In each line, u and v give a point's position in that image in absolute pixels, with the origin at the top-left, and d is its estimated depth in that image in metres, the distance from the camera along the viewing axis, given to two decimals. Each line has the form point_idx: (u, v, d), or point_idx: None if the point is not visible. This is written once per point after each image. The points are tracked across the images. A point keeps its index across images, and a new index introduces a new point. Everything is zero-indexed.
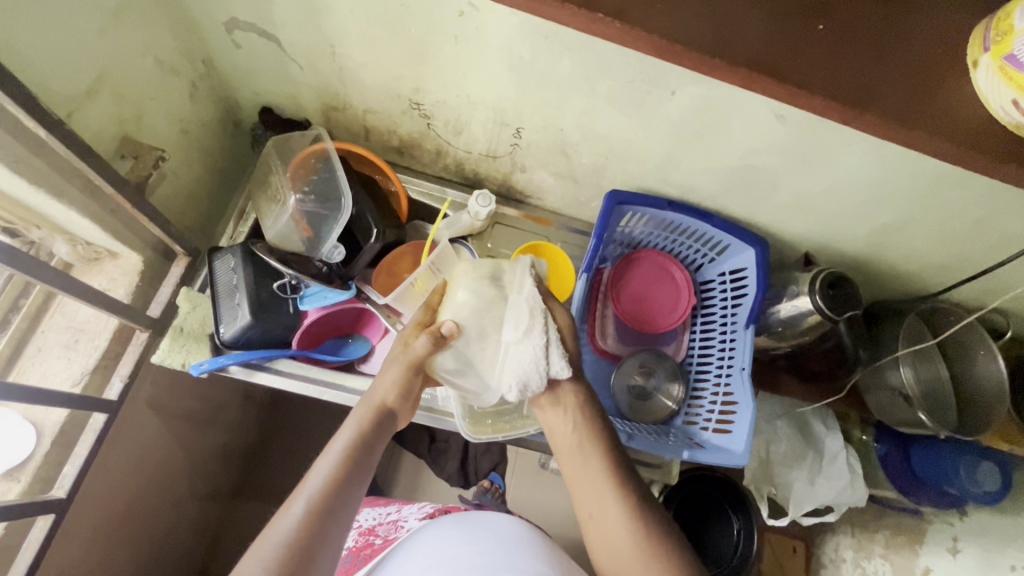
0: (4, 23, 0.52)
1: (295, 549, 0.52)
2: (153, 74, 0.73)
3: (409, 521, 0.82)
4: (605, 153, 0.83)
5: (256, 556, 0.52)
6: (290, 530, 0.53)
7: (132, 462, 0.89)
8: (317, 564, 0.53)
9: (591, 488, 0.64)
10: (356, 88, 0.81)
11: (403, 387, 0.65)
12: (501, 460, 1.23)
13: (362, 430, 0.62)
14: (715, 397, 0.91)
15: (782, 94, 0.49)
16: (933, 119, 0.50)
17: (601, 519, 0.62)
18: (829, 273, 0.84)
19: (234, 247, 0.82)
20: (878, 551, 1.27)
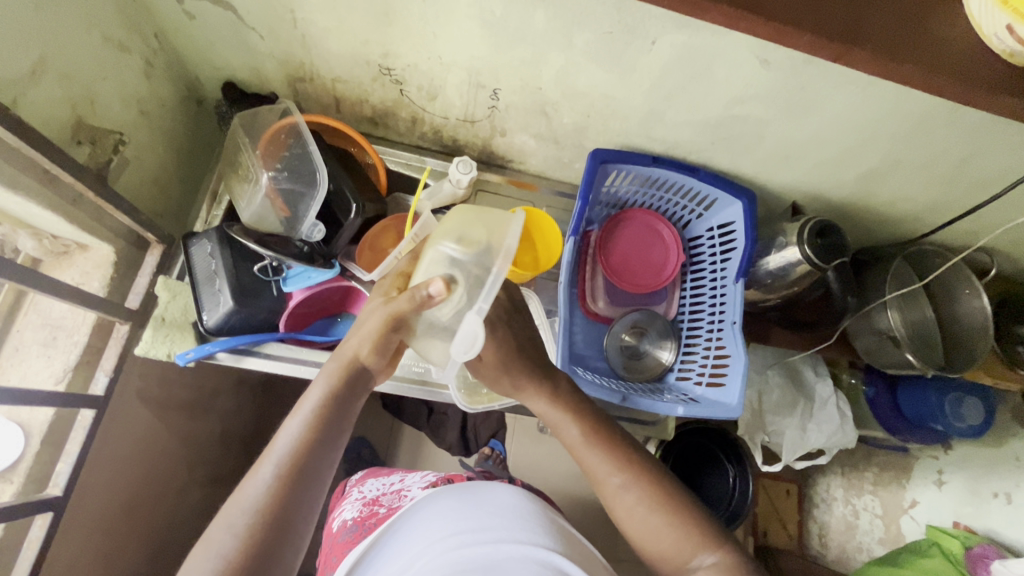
0: None
1: (266, 516, 0.49)
2: (101, 51, 0.68)
3: (412, 491, 0.84)
4: (586, 110, 0.80)
5: (226, 524, 0.49)
6: (261, 495, 0.50)
7: (127, 454, 0.88)
8: (294, 529, 0.50)
9: (602, 472, 0.63)
10: (321, 57, 0.77)
11: (377, 340, 0.59)
12: (499, 427, 1.24)
13: (333, 388, 0.58)
14: (707, 352, 0.91)
15: (770, 33, 0.47)
16: (922, 52, 0.48)
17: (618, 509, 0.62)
18: (816, 222, 0.83)
19: (209, 231, 0.79)
20: (868, 488, 1.37)
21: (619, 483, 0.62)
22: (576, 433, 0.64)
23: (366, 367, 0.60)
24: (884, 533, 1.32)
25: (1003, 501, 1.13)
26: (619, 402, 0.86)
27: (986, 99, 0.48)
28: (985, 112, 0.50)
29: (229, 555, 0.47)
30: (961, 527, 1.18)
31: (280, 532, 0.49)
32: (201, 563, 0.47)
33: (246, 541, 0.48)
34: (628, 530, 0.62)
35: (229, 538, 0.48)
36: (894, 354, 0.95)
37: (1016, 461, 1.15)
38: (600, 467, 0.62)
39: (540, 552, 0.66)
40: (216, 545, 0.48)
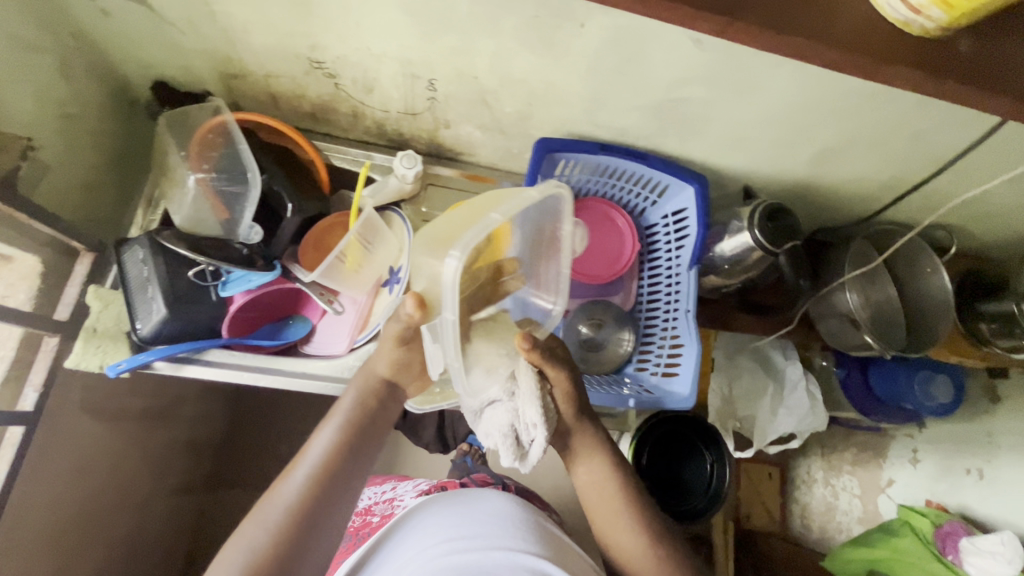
0: None
1: (293, 515, 0.57)
2: (8, 52, 0.65)
3: (404, 498, 0.84)
4: (527, 99, 0.78)
5: (256, 523, 0.56)
6: (292, 495, 0.58)
7: (73, 468, 0.86)
8: (320, 528, 0.58)
9: (613, 506, 0.69)
10: (248, 51, 0.74)
11: (397, 359, 0.66)
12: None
13: (360, 399, 0.66)
14: (663, 341, 0.90)
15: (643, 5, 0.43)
16: (813, 24, 0.46)
17: (611, 532, 0.69)
18: (767, 205, 0.82)
19: (140, 237, 0.76)
20: (847, 468, 1.38)
21: (624, 516, 0.69)
22: (594, 466, 0.71)
23: (392, 383, 0.68)
24: (862, 512, 1.32)
25: (975, 478, 1.12)
26: None
27: (889, 72, 0.47)
28: (887, 84, 0.48)
29: (254, 550, 0.54)
30: (933, 505, 1.18)
31: (302, 529, 0.56)
32: (236, 551, 0.54)
33: (275, 535, 0.55)
34: (616, 554, 0.69)
35: (261, 533, 0.55)
36: (853, 335, 0.94)
37: (988, 436, 1.13)
38: (608, 500, 0.70)
39: (529, 558, 0.64)
40: (249, 537, 0.55)
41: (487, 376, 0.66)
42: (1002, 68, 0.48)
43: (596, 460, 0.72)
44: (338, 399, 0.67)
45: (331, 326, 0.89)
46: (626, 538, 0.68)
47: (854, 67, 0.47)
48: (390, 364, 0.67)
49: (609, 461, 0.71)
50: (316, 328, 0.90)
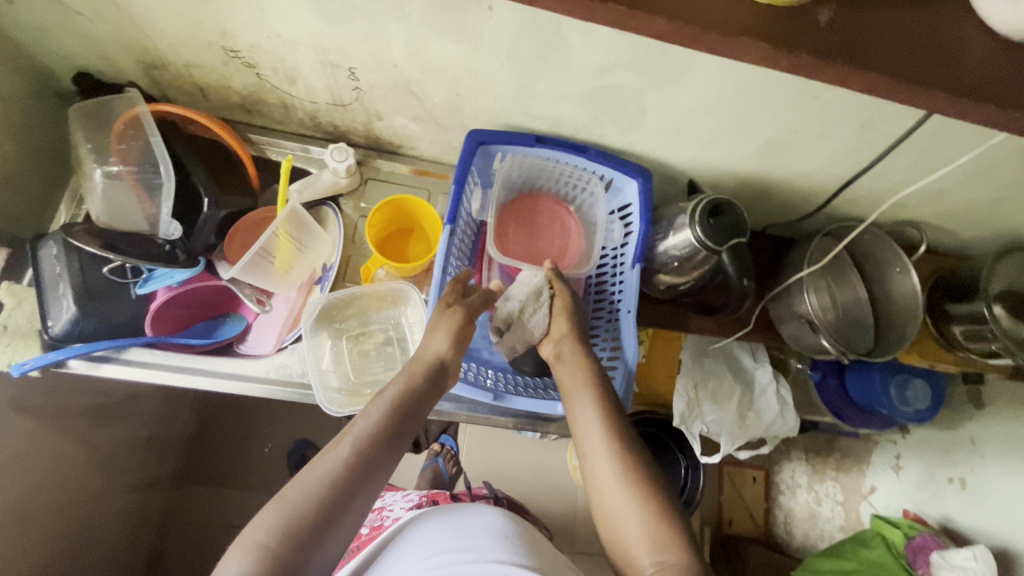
0: None
1: (336, 485, 0.54)
2: None
3: (395, 512, 0.86)
4: (453, 88, 0.74)
5: (298, 485, 0.54)
6: (336, 463, 0.56)
7: (7, 467, 0.84)
8: (354, 503, 0.54)
9: (585, 414, 0.69)
10: (161, 39, 0.72)
11: (454, 341, 0.71)
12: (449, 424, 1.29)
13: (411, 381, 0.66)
14: (605, 343, 0.86)
15: None
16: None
17: (585, 448, 0.67)
18: (709, 200, 0.77)
19: (55, 233, 0.74)
20: (830, 474, 1.33)
21: (598, 430, 0.67)
22: (562, 361, 0.76)
23: (444, 368, 0.70)
24: (845, 520, 1.27)
25: (957, 487, 1.07)
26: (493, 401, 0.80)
27: (728, 45, 0.42)
28: (737, 58, 0.43)
29: (298, 514, 0.51)
30: (911, 515, 1.14)
31: (352, 496, 0.54)
32: (270, 516, 0.51)
33: (316, 504, 0.52)
34: (588, 479, 0.65)
35: (301, 499, 0.52)
36: (811, 338, 0.88)
37: (970, 443, 1.07)
38: (587, 413, 0.69)
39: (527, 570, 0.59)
40: (288, 503, 0.52)
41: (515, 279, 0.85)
42: (859, 43, 0.44)
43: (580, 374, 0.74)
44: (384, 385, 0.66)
45: (263, 326, 0.86)
46: (595, 445, 0.66)
47: (709, 45, 0.42)
48: (444, 348, 0.70)
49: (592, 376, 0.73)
50: (251, 327, 0.86)
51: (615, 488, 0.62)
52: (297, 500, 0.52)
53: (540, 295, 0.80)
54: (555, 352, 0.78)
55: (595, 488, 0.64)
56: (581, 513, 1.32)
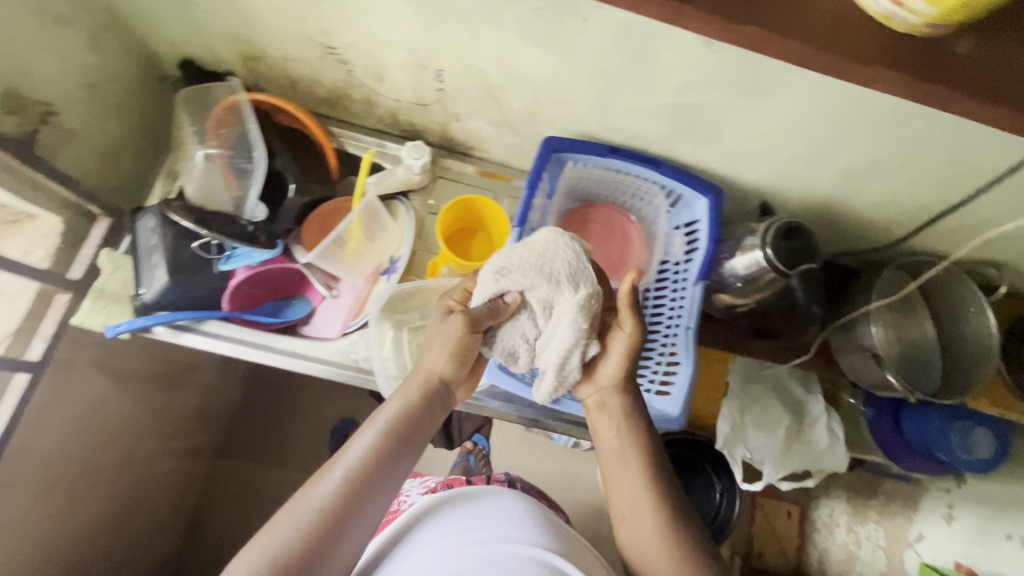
0: None
1: (326, 515, 0.55)
2: (40, 24, 0.67)
3: (412, 496, 0.81)
4: (534, 95, 0.76)
5: (291, 515, 0.55)
6: (328, 493, 0.56)
7: (77, 418, 0.90)
8: (348, 530, 0.55)
9: (623, 467, 0.65)
10: (265, 34, 0.76)
11: (456, 358, 0.68)
12: (484, 422, 1.31)
13: (410, 399, 0.65)
14: (661, 358, 0.82)
15: None
16: (786, 22, 0.44)
17: (628, 507, 0.63)
18: (783, 222, 0.76)
19: (153, 207, 0.80)
20: (873, 517, 1.26)
21: (644, 493, 0.63)
22: (603, 410, 0.69)
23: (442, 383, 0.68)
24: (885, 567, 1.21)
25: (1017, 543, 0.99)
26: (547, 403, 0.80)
27: (868, 71, 0.44)
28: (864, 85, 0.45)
29: (289, 543, 0.53)
30: (964, 568, 1.06)
31: (341, 522, 0.55)
32: (265, 546, 0.53)
33: (307, 533, 0.53)
34: (626, 539, 0.63)
35: (292, 530, 0.53)
36: (875, 374, 0.86)
37: None
38: (629, 469, 0.64)
39: (544, 554, 0.57)
40: (280, 534, 0.53)
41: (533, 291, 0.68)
42: (996, 74, 0.44)
43: (622, 422, 0.68)
44: (382, 404, 0.65)
45: (329, 309, 0.90)
46: (641, 511, 0.62)
47: (840, 69, 0.44)
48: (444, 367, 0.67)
49: (636, 432, 0.66)
50: (316, 312, 0.90)
51: (662, 561, 0.59)
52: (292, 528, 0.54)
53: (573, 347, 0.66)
54: (593, 390, 0.70)
55: (635, 553, 0.62)
56: (609, 526, 1.31)
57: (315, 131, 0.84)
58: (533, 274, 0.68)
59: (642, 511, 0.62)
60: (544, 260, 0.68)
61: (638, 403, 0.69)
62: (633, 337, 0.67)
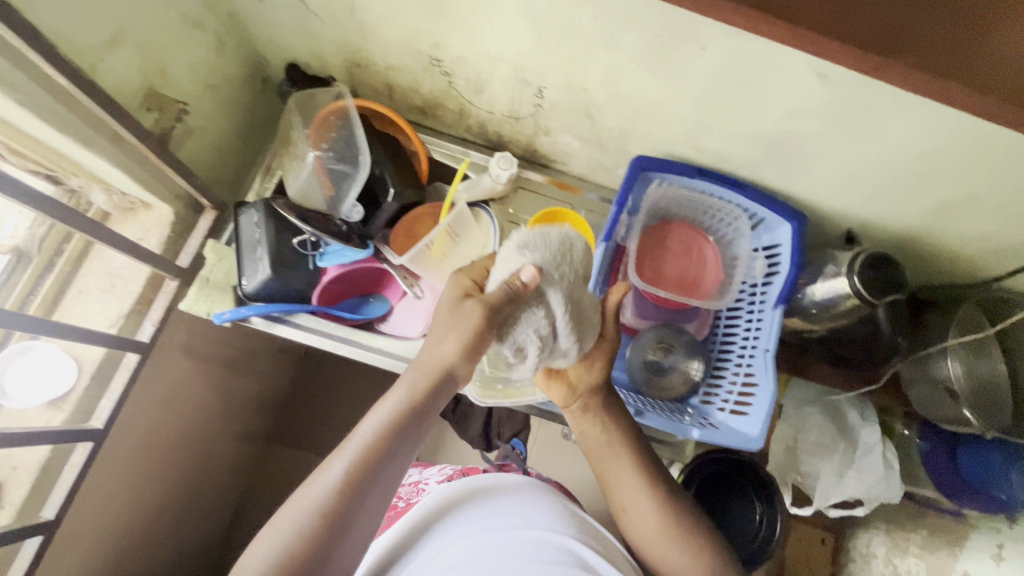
0: None
1: (325, 514, 0.52)
2: (180, 27, 0.71)
3: (430, 484, 0.78)
4: (631, 114, 0.78)
5: (290, 514, 0.52)
6: (327, 490, 0.53)
7: (162, 396, 0.94)
8: (348, 526, 0.53)
9: (613, 460, 0.73)
10: (377, 45, 0.80)
11: (464, 348, 0.61)
12: (522, 427, 1.27)
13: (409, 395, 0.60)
14: (735, 377, 0.85)
15: (787, 33, 0.47)
16: (973, 66, 0.46)
17: (625, 498, 0.71)
18: (872, 252, 0.77)
19: (257, 202, 0.84)
20: (913, 551, 1.15)
21: (639, 483, 0.70)
22: (586, 413, 0.74)
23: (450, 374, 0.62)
24: None
25: None
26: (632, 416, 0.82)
27: None
28: None
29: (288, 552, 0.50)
30: None
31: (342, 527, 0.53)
32: (263, 547, 0.50)
33: (304, 533, 0.51)
34: (626, 524, 0.71)
35: (292, 530, 0.51)
36: (948, 407, 0.88)
37: None
38: (622, 463, 0.72)
39: (561, 540, 0.59)
40: (278, 534, 0.51)
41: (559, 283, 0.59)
42: None
43: (606, 423, 0.74)
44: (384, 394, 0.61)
45: (405, 308, 0.93)
46: (639, 500, 0.69)
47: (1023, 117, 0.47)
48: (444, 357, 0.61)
49: (620, 428, 0.74)
50: (392, 310, 0.94)
51: (663, 538, 0.68)
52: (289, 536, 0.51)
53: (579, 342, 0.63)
54: (568, 398, 0.74)
55: (638, 536, 0.70)
56: None
57: (405, 139, 0.90)
58: (551, 258, 0.60)
59: (639, 498, 0.69)
60: (560, 246, 0.62)
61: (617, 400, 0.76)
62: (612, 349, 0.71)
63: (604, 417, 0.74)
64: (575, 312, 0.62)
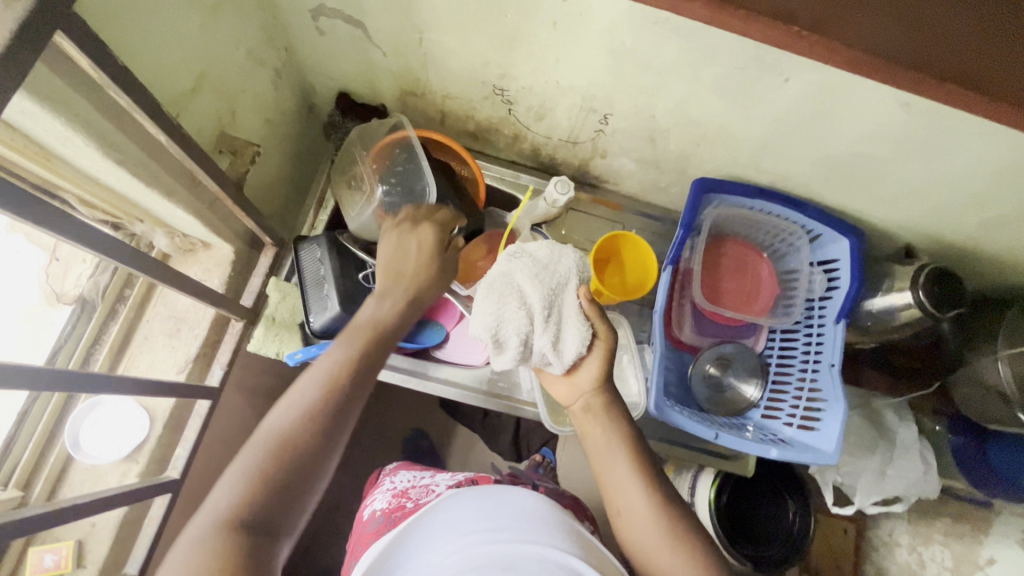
0: (136, 36, 0.51)
1: (293, 440, 0.50)
2: (243, 65, 0.70)
3: (440, 487, 0.75)
4: (697, 139, 0.79)
5: (258, 443, 0.50)
6: (293, 415, 0.51)
7: (220, 433, 0.92)
8: (319, 454, 0.51)
9: (610, 462, 0.63)
10: (438, 75, 0.79)
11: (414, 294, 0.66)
12: (552, 435, 1.20)
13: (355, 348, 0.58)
14: (799, 392, 0.87)
15: (993, 109, 0.46)
16: None
17: (621, 508, 0.62)
18: (934, 267, 0.79)
19: (319, 238, 0.82)
20: (937, 538, 1.07)
21: (635, 488, 0.61)
22: (589, 414, 0.66)
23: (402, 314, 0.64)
24: None
25: None
26: (710, 439, 0.81)
27: None
28: None
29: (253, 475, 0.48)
30: None
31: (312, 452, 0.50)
32: (233, 478, 0.48)
33: (277, 456, 0.49)
34: (623, 534, 0.62)
35: (259, 456, 0.49)
36: (1000, 410, 0.86)
37: None
38: (619, 466, 0.63)
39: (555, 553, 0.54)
40: (248, 460, 0.49)
41: (538, 289, 0.64)
42: None
43: (607, 423, 0.65)
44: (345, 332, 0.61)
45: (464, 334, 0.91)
46: (635, 506, 0.60)
47: None
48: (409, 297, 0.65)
49: (622, 428, 0.65)
50: (449, 336, 0.92)
51: (661, 553, 0.58)
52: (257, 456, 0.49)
53: (557, 341, 0.64)
54: (572, 394, 0.68)
55: (632, 547, 0.61)
56: None
57: (456, 165, 0.89)
58: (535, 266, 0.66)
59: (639, 502, 0.60)
60: (551, 260, 0.67)
61: (618, 399, 0.67)
62: (608, 343, 0.65)
63: (608, 415, 0.65)
64: (556, 323, 0.64)
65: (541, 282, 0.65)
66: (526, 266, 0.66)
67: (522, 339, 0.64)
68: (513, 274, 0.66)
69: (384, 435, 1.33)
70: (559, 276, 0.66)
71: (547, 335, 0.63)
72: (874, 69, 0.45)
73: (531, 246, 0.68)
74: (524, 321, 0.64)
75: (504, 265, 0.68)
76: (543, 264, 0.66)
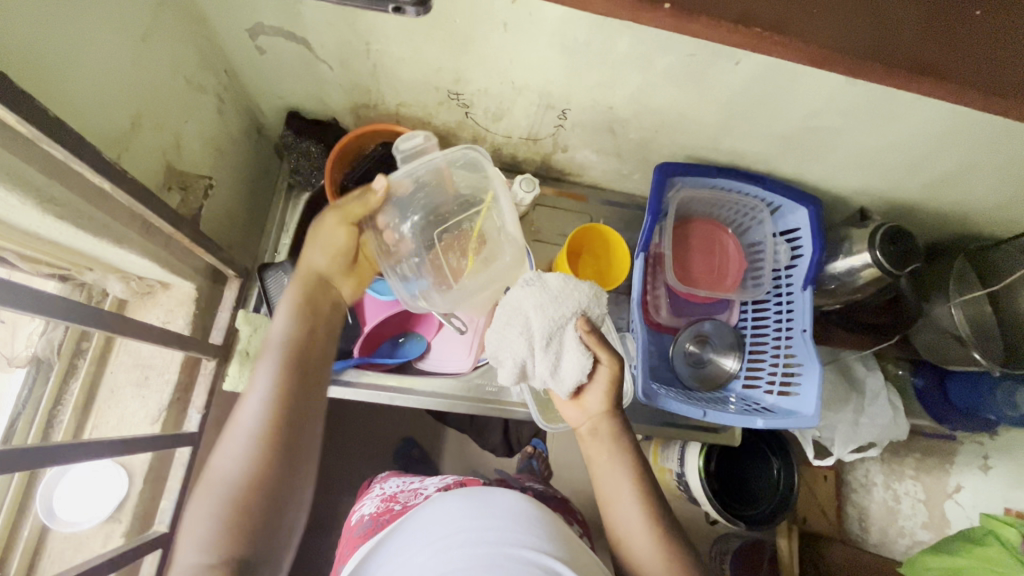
0: (61, 81, 0.47)
1: (264, 430, 0.55)
2: (183, 94, 0.66)
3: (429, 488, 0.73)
4: (655, 126, 0.80)
5: (234, 436, 0.56)
6: (253, 417, 0.56)
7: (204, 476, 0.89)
8: (298, 434, 0.58)
9: (616, 489, 0.66)
10: (391, 84, 0.77)
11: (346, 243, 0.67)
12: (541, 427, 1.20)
13: (294, 342, 0.61)
14: (776, 359, 0.90)
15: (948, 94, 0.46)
16: None
17: (623, 533, 0.65)
18: (888, 226, 0.83)
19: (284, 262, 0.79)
20: (909, 473, 1.13)
21: (637, 516, 0.65)
22: (594, 439, 0.68)
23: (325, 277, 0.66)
24: None
25: None
26: (699, 417, 0.83)
27: None
28: None
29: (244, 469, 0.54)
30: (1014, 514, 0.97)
31: (294, 450, 0.56)
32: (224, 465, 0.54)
33: (249, 456, 0.54)
34: (623, 554, 0.66)
35: (238, 448, 0.55)
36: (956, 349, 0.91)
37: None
38: (623, 492, 0.66)
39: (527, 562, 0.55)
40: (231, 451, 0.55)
41: (544, 319, 0.66)
42: None
43: (614, 450, 0.67)
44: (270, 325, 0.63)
45: (446, 344, 0.90)
46: (636, 534, 0.64)
47: None
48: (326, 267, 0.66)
49: (627, 455, 0.67)
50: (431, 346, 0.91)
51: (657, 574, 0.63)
52: (246, 465, 0.54)
53: (558, 368, 0.67)
54: (580, 418, 0.70)
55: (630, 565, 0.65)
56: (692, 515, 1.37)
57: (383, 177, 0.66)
58: (548, 296, 0.67)
59: (639, 531, 0.64)
60: (562, 292, 0.67)
61: (626, 428, 0.69)
62: (616, 370, 0.66)
63: (615, 444, 0.67)
64: (556, 351, 0.66)
65: (547, 312, 0.66)
66: (536, 293, 0.67)
67: (520, 364, 0.68)
68: (524, 299, 0.68)
69: (375, 450, 1.31)
70: (568, 307, 0.67)
71: (547, 365, 0.66)
72: (827, 61, 0.45)
73: (545, 274, 0.69)
74: (525, 348, 0.67)
75: (518, 290, 0.69)
76: (552, 293, 0.67)
